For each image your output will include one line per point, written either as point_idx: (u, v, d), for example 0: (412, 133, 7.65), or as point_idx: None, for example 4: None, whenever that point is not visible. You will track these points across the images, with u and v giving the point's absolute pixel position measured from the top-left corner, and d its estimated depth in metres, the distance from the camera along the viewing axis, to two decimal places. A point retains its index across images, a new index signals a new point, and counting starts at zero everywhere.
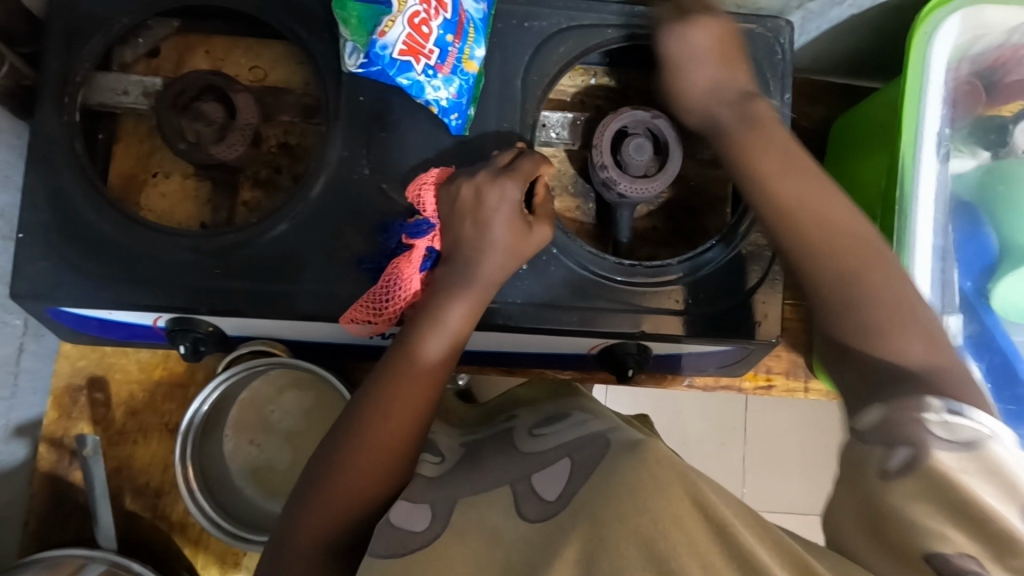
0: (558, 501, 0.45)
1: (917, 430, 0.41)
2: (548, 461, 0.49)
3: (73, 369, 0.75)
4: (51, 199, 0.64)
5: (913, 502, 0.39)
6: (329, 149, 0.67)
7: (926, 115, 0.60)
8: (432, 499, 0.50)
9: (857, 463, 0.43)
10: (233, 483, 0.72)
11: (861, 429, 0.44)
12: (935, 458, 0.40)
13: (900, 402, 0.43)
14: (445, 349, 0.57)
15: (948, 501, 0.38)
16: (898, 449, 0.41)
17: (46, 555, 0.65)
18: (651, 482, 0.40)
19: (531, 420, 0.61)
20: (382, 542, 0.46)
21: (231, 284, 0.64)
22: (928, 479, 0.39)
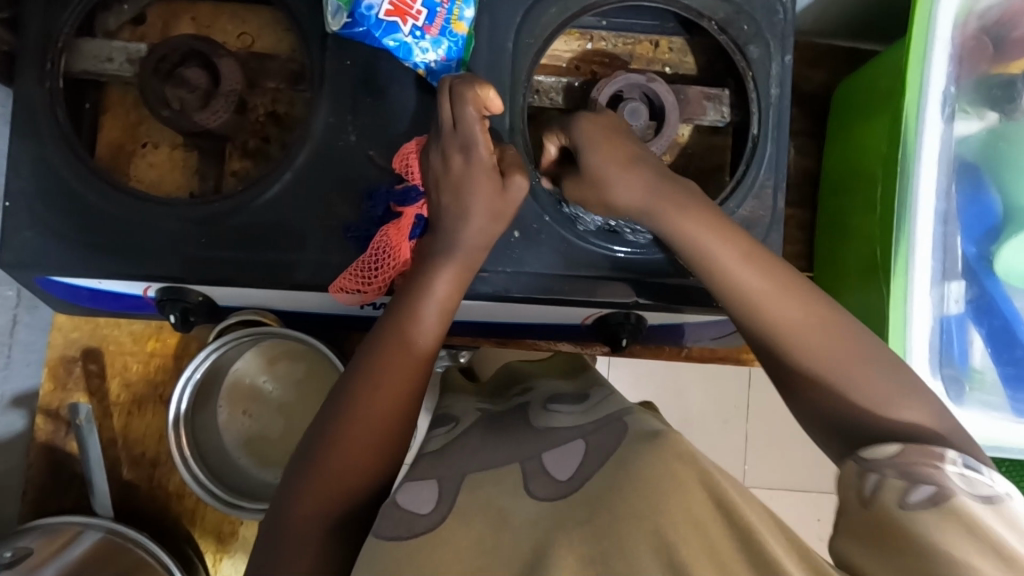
0: (570, 482, 0.46)
1: (941, 470, 0.38)
2: (557, 440, 0.49)
3: (67, 341, 0.74)
4: (37, 168, 0.63)
5: (937, 536, 0.35)
6: (317, 115, 0.65)
7: (931, 72, 0.58)
8: (438, 475, 0.50)
9: (865, 493, 0.39)
10: (227, 453, 0.73)
11: (868, 458, 0.41)
12: (961, 498, 0.37)
13: (918, 446, 0.40)
14: (438, 325, 0.56)
15: (984, 546, 0.34)
16: (920, 485, 0.38)
17: (44, 522, 0.65)
18: (662, 470, 0.41)
19: (545, 392, 0.59)
20: (387, 523, 0.46)
21: (219, 253, 0.63)
22: (955, 520, 0.36)
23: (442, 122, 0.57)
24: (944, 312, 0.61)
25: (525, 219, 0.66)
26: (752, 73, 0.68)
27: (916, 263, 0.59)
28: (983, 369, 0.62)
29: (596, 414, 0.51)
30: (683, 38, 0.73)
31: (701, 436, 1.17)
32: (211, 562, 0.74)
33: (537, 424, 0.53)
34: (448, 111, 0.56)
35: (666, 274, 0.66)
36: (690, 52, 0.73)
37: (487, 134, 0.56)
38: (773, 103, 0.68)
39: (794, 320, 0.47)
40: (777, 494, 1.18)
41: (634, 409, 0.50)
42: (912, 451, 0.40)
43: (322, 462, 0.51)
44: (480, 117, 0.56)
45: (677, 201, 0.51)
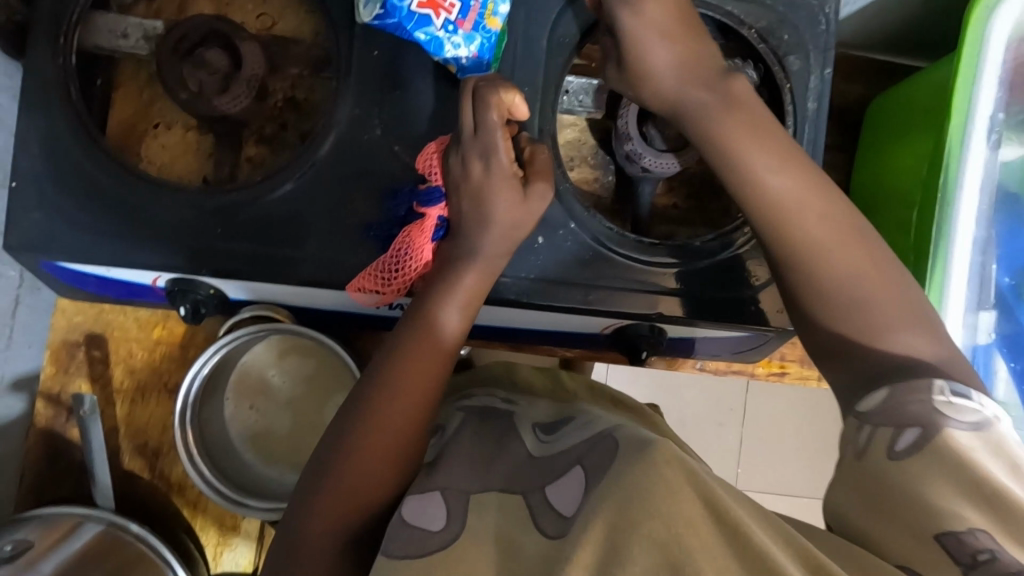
0: (574, 518, 0.43)
1: (926, 411, 0.41)
2: (557, 469, 0.47)
3: (69, 325, 0.72)
4: (46, 146, 0.61)
5: (922, 480, 0.39)
6: (341, 106, 0.63)
7: (980, 97, 0.56)
8: (441, 487, 0.48)
9: (860, 443, 0.43)
10: (233, 449, 0.71)
11: (864, 411, 0.44)
12: (946, 434, 0.40)
13: (905, 385, 0.43)
14: (461, 319, 0.55)
15: (961, 480, 0.38)
16: (905, 430, 0.41)
17: (43, 512, 0.64)
18: (660, 480, 0.40)
19: (535, 413, 0.58)
20: (396, 544, 0.44)
21: (234, 245, 0.61)
22: (940, 457, 0.39)
23: (464, 126, 0.56)
24: (976, 342, 0.59)
25: (550, 226, 0.64)
26: (791, 85, 0.66)
27: (953, 291, 0.57)
28: (1008, 402, 0.60)
29: (595, 428, 0.49)
30: (718, 41, 0.71)
31: (699, 442, 1.16)
32: (212, 556, 0.73)
33: (534, 454, 0.50)
34: (470, 118, 0.55)
35: (692, 289, 0.65)
36: (724, 58, 0.71)
37: (508, 141, 0.55)
38: (810, 117, 0.66)
39: (836, 246, 0.49)
40: (771, 498, 1.19)
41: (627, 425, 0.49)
42: (902, 393, 0.43)
43: (335, 469, 0.49)
44: (502, 123, 0.55)
45: (743, 122, 0.52)
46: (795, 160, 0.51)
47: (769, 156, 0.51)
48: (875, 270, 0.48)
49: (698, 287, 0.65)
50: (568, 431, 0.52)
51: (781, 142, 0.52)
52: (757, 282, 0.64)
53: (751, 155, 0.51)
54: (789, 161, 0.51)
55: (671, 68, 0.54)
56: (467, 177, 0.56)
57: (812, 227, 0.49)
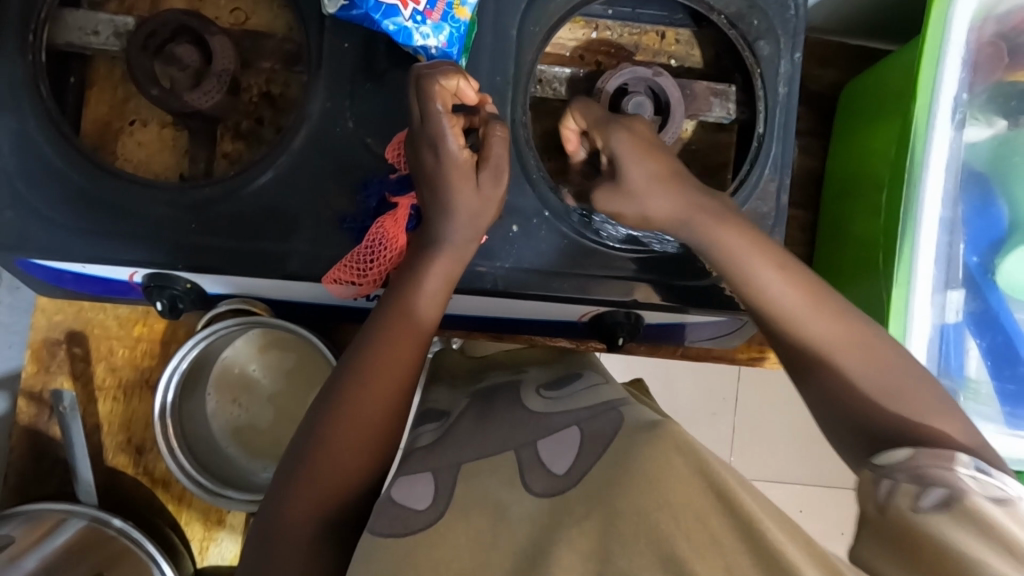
0: (568, 476, 0.45)
1: (946, 472, 0.38)
2: (554, 427, 0.49)
3: (50, 323, 0.72)
4: (19, 143, 0.61)
5: (952, 535, 0.34)
6: (314, 100, 0.63)
7: (944, 77, 0.56)
8: (434, 467, 0.49)
9: (878, 497, 0.39)
10: (215, 442, 0.72)
11: (880, 464, 0.41)
12: (972, 498, 0.36)
13: (929, 450, 0.40)
14: (439, 305, 0.56)
15: (992, 540, 0.33)
16: (930, 490, 0.37)
17: (27, 509, 0.64)
18: (663, 461, 0.41)
19: (539, 376, 0.60)
20: (382, 520, 0.45)
21: (208, 239, 0.62)
22: (965, 518, 0.35)
23: (414, 114, 0.54)
24: (945, 320, 0.60)
25: (522, 214, 0.64)
26: (760, 70, 0.66)
27: (917, 272, 0.58)
28: (978, 379, 0.61)
29: (598, 397, 0.51)
30: (691, 29, 0.72)
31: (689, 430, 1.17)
32: (198, 550, 0.73)
33: (534, 408, 0.52)
34: (417, 107, 0.53)
35: (665, 273, 0.65)
36: (698, 45, 0.72)
37: (456, 127, 0.53)
38: (780, 102, 0.66)
39: (830, 326, 0.46)
40: (763, 484, 1.20)
41: (631, 402, 0.51)
42: (925, 458, 0.40)
43: (309, 458, 0.50)
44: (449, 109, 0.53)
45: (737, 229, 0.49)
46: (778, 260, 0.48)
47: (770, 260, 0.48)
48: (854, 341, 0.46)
49: (670, 273, 0.65)
50: (570, 392, 0.54)
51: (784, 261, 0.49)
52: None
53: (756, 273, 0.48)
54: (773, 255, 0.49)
55: (650, 187, 0.50)
56: (423, 166, 0.55)
57: (814, 330, 0.47)
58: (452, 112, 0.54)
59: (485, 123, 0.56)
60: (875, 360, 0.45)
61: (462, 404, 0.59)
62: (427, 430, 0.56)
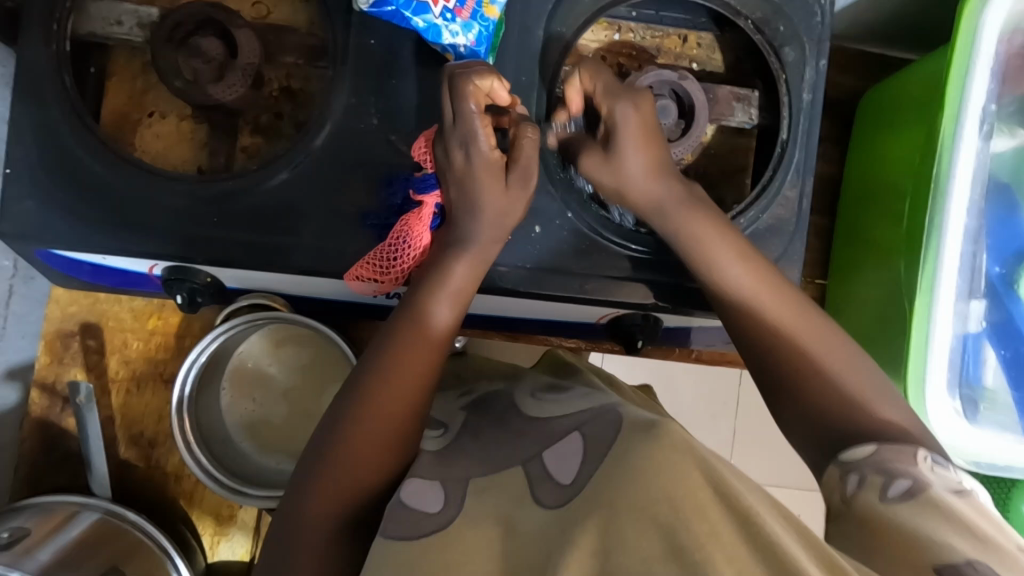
0: (572, 487, 0.43)
1: (911, 465, 0.41)
2: (556, 435, 0.47)
3: (64, 315, 0.72)
4: (40, 133, 0.60)
5: (918, 521, 0.37)
6: (338, 96, 0.63)
7: (973, 87, 0.56)
8: (443, 477, 0.49)
9: (845, 491, 0.42)
10: (230, 437, 0.72)
11: (847, 461, 0.44)
12: (933, 489, 0.39)
13: (891, 446, 0.44)
14: (454, 311, 0.55)
15: (954, 525, 0.36)
16: (896, 480, 0.40)
17: (39, 501, 0.64)
18: (670, 466, 0.38)
19: (534, 384, 0.60)
20: (393, 524, 0.45)
21: (229, 234, 0.61)
22: (930, 506, 0.38)
23: (446, 115, 0.55)
24: (965, 330, 0.60)
25: (545, 215, 0.64)
26: (787, 76, 0.66)
27: (941, 281, 0.58)
28: (995, 388, 0.62)
29: (593, 402, 0.50)
30: (713, 33, 0.72)
31: (693, 433, 1.17)
32: (208, 545, 0.73)
33: (531, 415, 0.53)
34: (450, 107, 0.54)
35: (674, 275, 0.65)
36: (718, 50, 0.72)
37: (488, 127, 0.54)
38: (804, 108, 0.66)
39: (771, 300, 0.54)
40: (765, 488, 1.20)
41: (629, 403, 0.50)
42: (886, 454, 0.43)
43: (331, 455, 0.50)
44: (481, 110, 0.54)
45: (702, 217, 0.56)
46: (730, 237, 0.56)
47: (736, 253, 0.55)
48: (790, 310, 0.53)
49: (678, 280, 0.65)
50: (566, 397, 0.54)
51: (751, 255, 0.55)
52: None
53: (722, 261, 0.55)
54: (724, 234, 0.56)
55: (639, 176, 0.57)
56: (451, 164, 0.55)
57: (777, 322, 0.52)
58: (483, 112, 0.55)
59: (515, 124, 0.57)
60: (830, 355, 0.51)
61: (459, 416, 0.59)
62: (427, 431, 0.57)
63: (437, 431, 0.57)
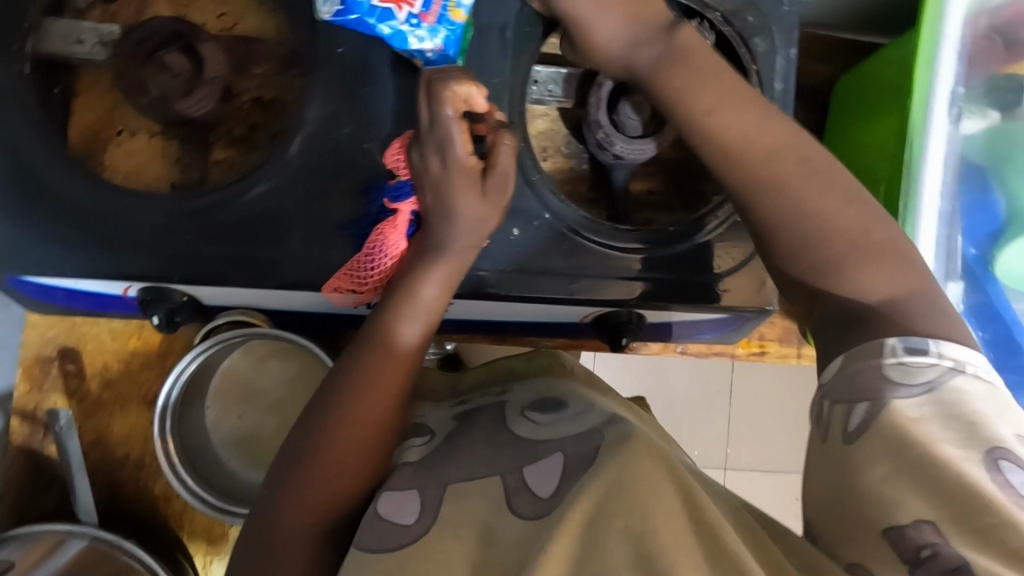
0: (551, 500, 0.44)
1: (880, 379, 0.40)
2: (540, 454, 0.48)
3: (42, 340, 0.71)
4: (3, 158, 0.59)
5: (873, 464, 0.38)
6: (308, 105, 0.62)
7: (940, 70, 0.56)
8: (421, 483, 0.48)
9: (823, 424, 0.42)
10: (216, 456, 0.71)
11: (826, 384, 0.43)
12: (896, 406, 0.39)
13: (859, 349, 0.42)
14: (423, 328, 0.54)
15: (907, 462, 0.37)
16: (855, 407, 0.40)
17: (24, 531, 0.62)
18: (639, 475, 0.42)
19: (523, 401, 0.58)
20: (369, 536, 0.44)
21: (203, 251, 0.60)
22: (887, 437, 0.38)
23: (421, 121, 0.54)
24: None
25: (525, 216, 0.64)
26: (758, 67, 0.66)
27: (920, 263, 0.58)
28: None
29: (584, 423, 0.50)
30: None
31: (685, 424, 1.17)
32: (202, 565, 0.72)
33: (522, 435, 0.51)
34: (425, 111, 0.53)
35: (656, 271, 0.65)
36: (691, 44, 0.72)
37: (465, 133, 0.53)
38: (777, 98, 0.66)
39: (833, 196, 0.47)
40: (759, 475, 1.20)
41: (617, 420, 0.50)
42: (856, 360, 0.42)
43: (311, 470, 0.49)
44: (459, 116, 0.53)
45: (700, 78, 0.53)
46: (739, 99, 0.52)
47: (710, 98, 0.52)
48: (830, 205, 0.47)
49: (669, 272, 0.65)
50: (562, 418, 0.53)
51: (742, 101, 0.52)
52: (720, 269, 0.65)
53: (693, 98, 0.52)
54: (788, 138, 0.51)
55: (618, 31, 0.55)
56: (424, 171, 0.55)
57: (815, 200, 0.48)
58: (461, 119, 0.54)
59: (492, 131, 0.55)
60: (839, 203, 0.47)
61: (448, 425, 0.58)
62: (413, 440, 0.56)
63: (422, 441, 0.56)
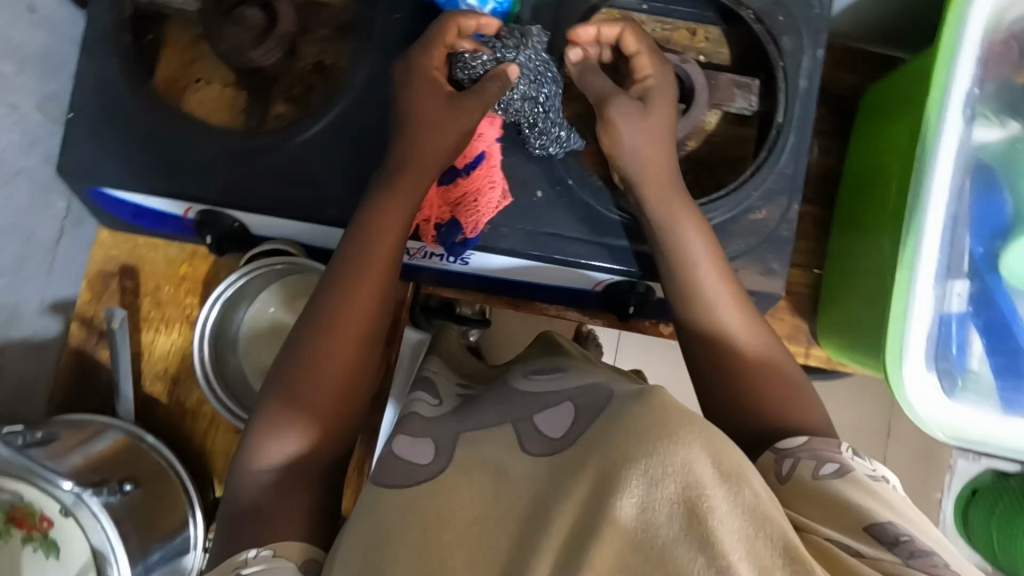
0: (563, 438, 0.44)
1: (837, 453, 0.49)
2: (547, 404, 0.48)
3: (107, 257, 0.79)
4: (100, 85, 0.68)
5: (846, 493, 0.45)
6: (363, 64, 0.69)
7: (956, 74, 0.59)
8: (434, 433, 0.51)
9: (784, 473, 0.48)
10: (245, 378, 0.78)
11: (781, 448, 0.50)
12: (858, 472, 0.47)
13: (822, 438, 0.51)
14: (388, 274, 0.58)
15: (878, 500, 0.45)
16: (825, 464, 0.48)
17: (68, 418, 0.67)
18: (664, 425, 0.39)
19: (524, 368, 0.61)
20: (390, 473, 0.48)
21: (257, 183, 0.67)
22: (856, 483, 0.46)
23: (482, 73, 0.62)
24: (946, 309, 0.61)
25: (547, 180, 0.69)
26: (784, 63, 0.70)
27: (921, 255, 0.60)
28: (979, 370, 0.62)
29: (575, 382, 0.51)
30: (721, 27, 0.76)
31: None
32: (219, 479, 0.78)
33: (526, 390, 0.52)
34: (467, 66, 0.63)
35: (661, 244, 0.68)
36: (726, 44, 0.76)
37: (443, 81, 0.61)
38: (801, 94, 0.70)
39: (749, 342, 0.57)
40: None
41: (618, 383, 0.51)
42: (815, 443, 0.50)
43: (318, 377, 0.54)
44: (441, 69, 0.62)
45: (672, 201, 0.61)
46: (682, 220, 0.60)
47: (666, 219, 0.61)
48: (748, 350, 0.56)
49: None
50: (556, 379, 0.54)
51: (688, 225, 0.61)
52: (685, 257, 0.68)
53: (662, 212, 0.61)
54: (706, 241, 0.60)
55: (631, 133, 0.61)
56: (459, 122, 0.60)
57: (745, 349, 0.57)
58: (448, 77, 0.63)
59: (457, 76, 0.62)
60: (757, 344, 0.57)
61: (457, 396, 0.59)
62: (424, 398, 0.59)
63: (432, 401, 0.58)
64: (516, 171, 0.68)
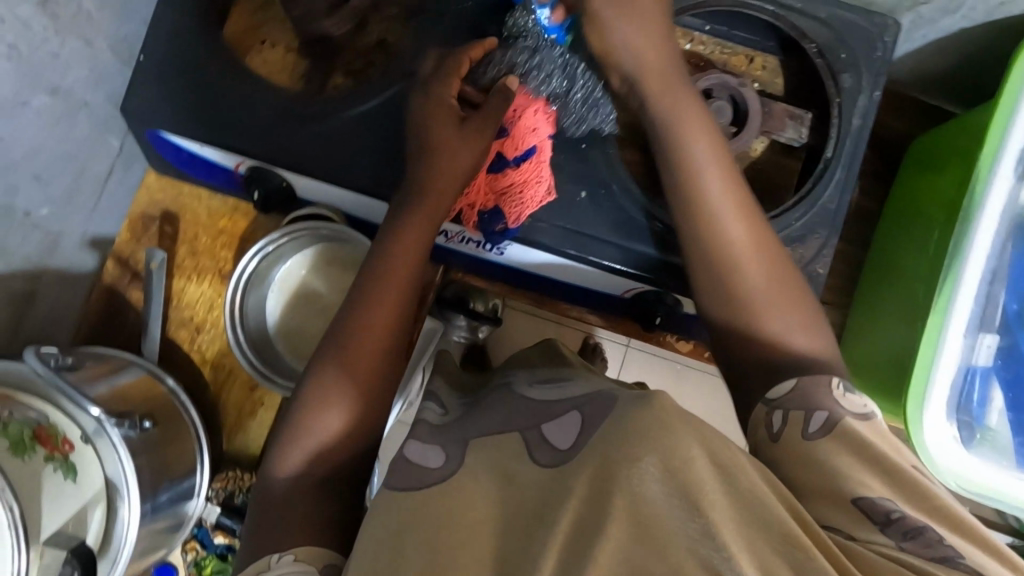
0: (570, 450, 0.43)
1: (827, 400, 0.48)
2: (555, 413, 0.47)
3: (151, 201, 0.81)
4: (174, 33, 0.70)
5: (836, 455, 0.44)
6: (429, 46, 0.71)
7: (1014, 131, 0.60)
8: (444, 441, 0.51)
9: (777, 429, 0.48)
10: (269, 338, 0.79)
11: (773, 399, 0.50)
12: (846, 421, 0.46)
13: (811, 377, 0.50)
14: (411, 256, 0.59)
15: (867, 458, 0.44)
16: (814, 414, 0.47)
17: (92, 350, 0.69)
18: (661, 431, 0.39)
19: (529, 377, 0.59)
20: (396, 477, 0.47)
21: (310, 147, 0.69)
22: (845, 438, 0.45)
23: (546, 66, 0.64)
24: (973, 363, 0.61)
25: (591, 181, 0.69)
26: (840, 100, 0.71)
27: (956, 306, 0.60)
28: (997, 427, 0.62)
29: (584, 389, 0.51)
30: (778, 58, 0.77)
31: None
32: (229, 433, 0.79)
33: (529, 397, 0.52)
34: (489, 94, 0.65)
35: None
36: (781, 75, 0.77)
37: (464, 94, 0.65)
38: (853, 132, 0.71)
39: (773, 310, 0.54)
40: None
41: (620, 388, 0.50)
42: (807, 384, 0.50)
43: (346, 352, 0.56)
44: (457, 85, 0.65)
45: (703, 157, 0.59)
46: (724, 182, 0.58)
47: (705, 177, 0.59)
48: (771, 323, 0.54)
49: None
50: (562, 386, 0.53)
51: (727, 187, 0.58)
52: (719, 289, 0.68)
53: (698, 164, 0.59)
54: (736, 201, 0.58)
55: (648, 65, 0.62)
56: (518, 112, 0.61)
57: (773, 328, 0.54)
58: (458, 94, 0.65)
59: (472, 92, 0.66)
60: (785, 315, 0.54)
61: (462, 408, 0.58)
62: (431, 407, 0.58)
63: (439, 411, 0.57)
64: (561, 169, 0.69)
